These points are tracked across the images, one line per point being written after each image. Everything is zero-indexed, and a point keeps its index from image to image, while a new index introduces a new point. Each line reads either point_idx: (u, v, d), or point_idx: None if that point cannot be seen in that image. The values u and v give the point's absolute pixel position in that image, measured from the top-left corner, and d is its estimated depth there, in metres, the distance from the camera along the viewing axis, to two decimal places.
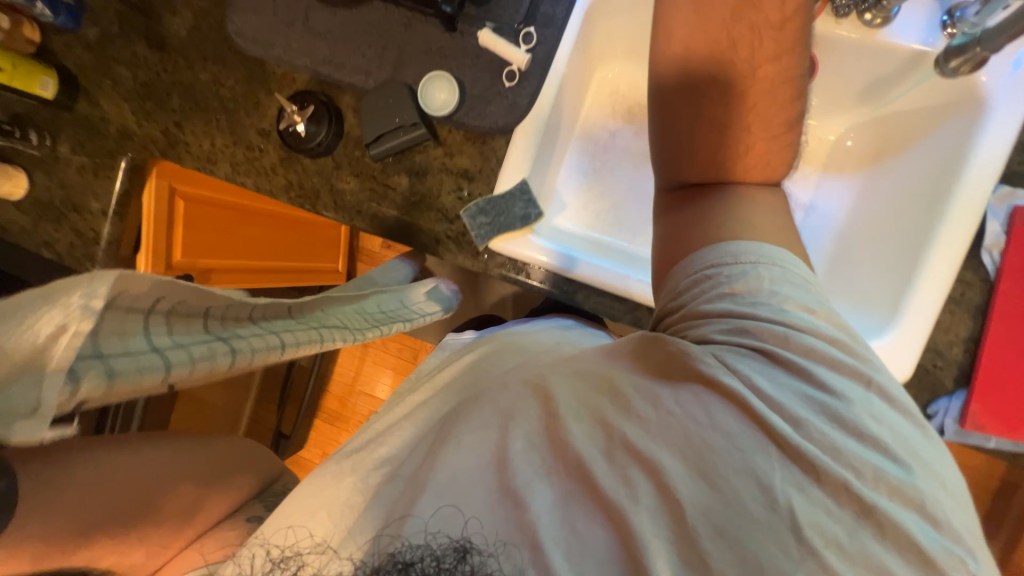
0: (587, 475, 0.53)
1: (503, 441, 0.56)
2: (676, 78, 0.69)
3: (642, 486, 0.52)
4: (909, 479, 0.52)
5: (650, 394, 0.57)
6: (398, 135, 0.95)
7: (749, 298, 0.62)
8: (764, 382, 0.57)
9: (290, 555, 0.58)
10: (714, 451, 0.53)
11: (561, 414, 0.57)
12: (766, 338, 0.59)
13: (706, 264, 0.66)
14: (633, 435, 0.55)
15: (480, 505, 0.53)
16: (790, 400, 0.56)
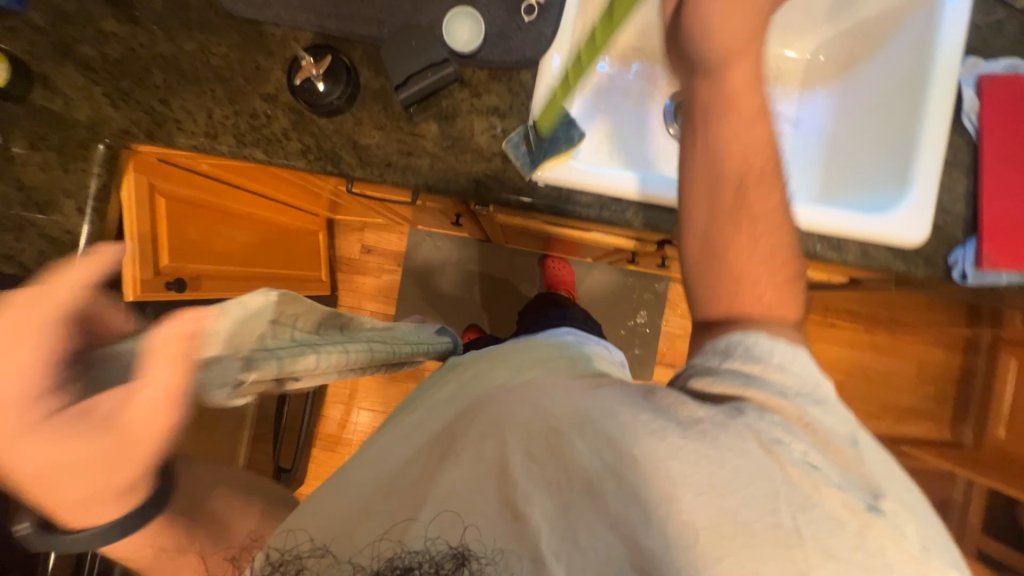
0: (574, 484, 0.53)
1: (496, 458, 0.57)
2: (722, 50, 0.56)
3: (617, 502, 0.49)
4: (853, 480, 0.46)
5: (626, 411, 0.52)
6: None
7: (755, 344, 0.51)
8: (757, 420, 0.48)
9: (292, 558, 0.55)
10: (688, 469, 0.47)
11: (546, 428, 0.56)
12: (763, 369, 0.50)
13: (727, 254, 0.56)
14: (587, 453, 0.52)
15: (480, 512, 0.55)
16: (779, 427, 0.48)
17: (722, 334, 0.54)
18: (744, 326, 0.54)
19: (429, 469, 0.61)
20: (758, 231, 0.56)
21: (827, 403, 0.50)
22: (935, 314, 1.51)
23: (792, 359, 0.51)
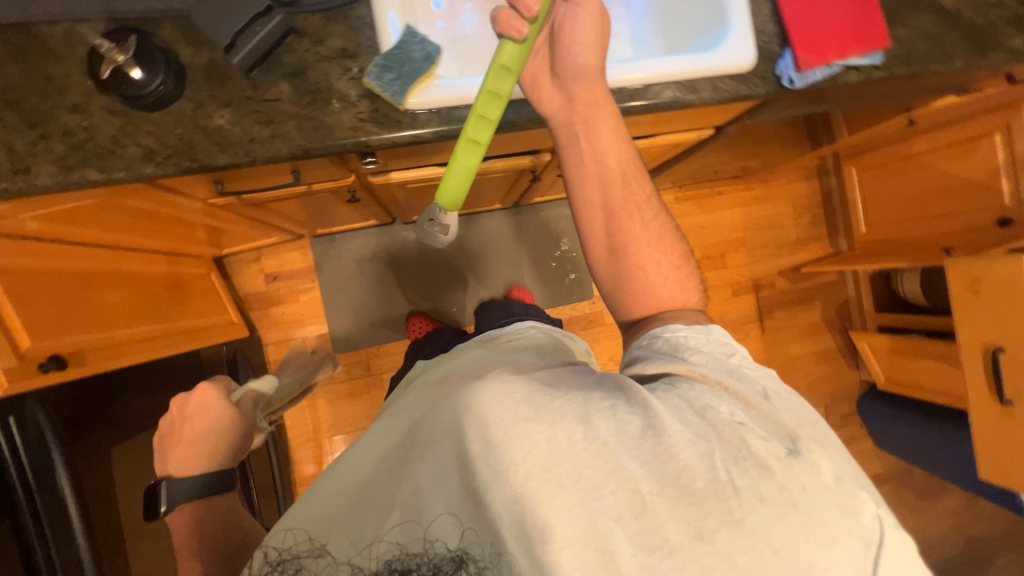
0: (547, 484, 0.35)
1: (464, 427, 0.39)
2: (591, 59, 0.46)
3: (585, 477, 0.35)
4: (773, 424, 0.38)
5: (569, 413, 0.37)
6: (269, 21, 0.41)
7: (684, 338, 0.44)
8: (697, 400, 0.39)
9: (290, 558, 0.39)
10: (659, 473, 0.36)
11: (508, 426, 0.37)
12: (682, 355, 0.43)
13: (665, 263, 0.49)
14: (539, 445, 0.36)
15: (445, 491, 0.39)
16: (714, 404, 0.39)
17: (646, 332, 0.46)
18: (664, 316, 0.47)
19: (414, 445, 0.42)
20: (649, 222, 0.49)
21: (758, 376, 0.42)
22: (798, 190, 1.29)
23: (721, 339, 0.44)
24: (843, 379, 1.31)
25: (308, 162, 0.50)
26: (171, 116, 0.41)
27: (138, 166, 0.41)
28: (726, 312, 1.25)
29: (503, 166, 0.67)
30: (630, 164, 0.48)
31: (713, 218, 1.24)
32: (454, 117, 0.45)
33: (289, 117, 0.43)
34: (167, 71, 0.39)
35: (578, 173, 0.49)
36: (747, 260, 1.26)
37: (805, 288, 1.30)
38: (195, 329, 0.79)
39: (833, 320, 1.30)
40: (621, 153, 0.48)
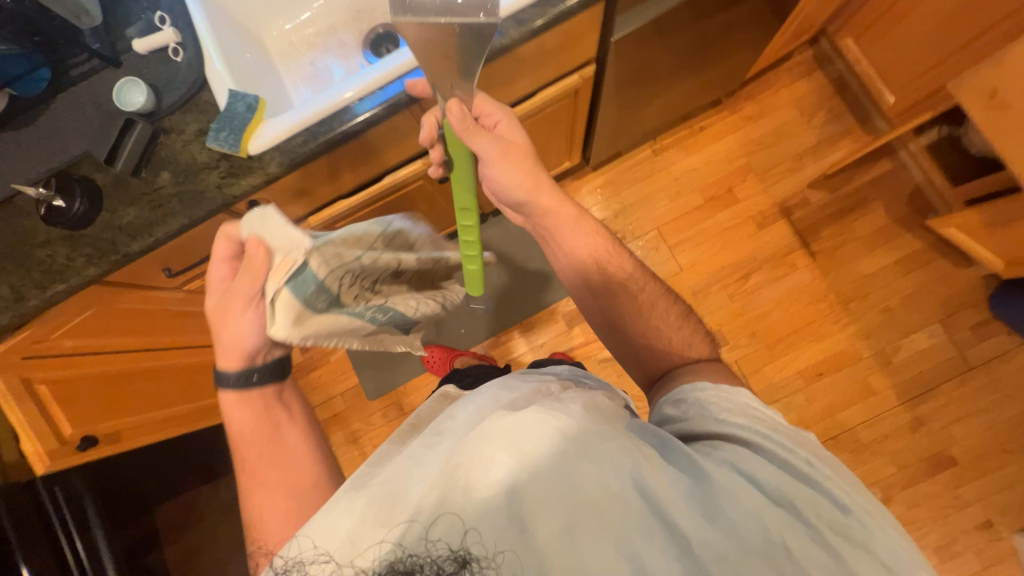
0: (604, 521, 0.36)
1: (514, 453, 0.37)
2: (523, 195, 0.56)
3: (633, 523, 0.36)
4: (822, 492, 0.39)
5: (629, 451, 0.38)
6: (134, 128, 0.52)
7: (712, 397, 0.47)
8: (742, 462, 0.40)
9: (296, 564, 0.37)
10: (705, 512, 0.37)
11: (575, 456, 0.37)
12: (717, 417, 0.45)
13: (664, 320, 0.56)
14: (595, 476, 0.37)
15: (489, 517, 0.36)
16: (763, 462, 0.41)
17: (668, 394, 0.51)
18: (682, 376, 0.52)
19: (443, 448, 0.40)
20: (636, 292, 0.57)
21: (807, 450, 0.43)
22: (801, 90, 1.12)
23: (747, 402, 0.47)
24: (948, 284, 1.03)
25: (216, 229, 0.59)
26: (95, 226, 0.53)
27: (85, 270, 0.53)
28: (758, 248, 1.09)
29: (408, 178, 0.70)
30: (614, 258, 0.58)
31: (703, 156, 1.13)
32: (291, 148, 0.52)
33: (172, 197, 0.53)
34: (82, 194, 0.52)
35: (565, 273, 0.60)
36: (763, 186, 1.10)
37: (853, 193, 1.08)
38: None
39: (907, 218, 1.05)
40: (603, 251, 0.58)
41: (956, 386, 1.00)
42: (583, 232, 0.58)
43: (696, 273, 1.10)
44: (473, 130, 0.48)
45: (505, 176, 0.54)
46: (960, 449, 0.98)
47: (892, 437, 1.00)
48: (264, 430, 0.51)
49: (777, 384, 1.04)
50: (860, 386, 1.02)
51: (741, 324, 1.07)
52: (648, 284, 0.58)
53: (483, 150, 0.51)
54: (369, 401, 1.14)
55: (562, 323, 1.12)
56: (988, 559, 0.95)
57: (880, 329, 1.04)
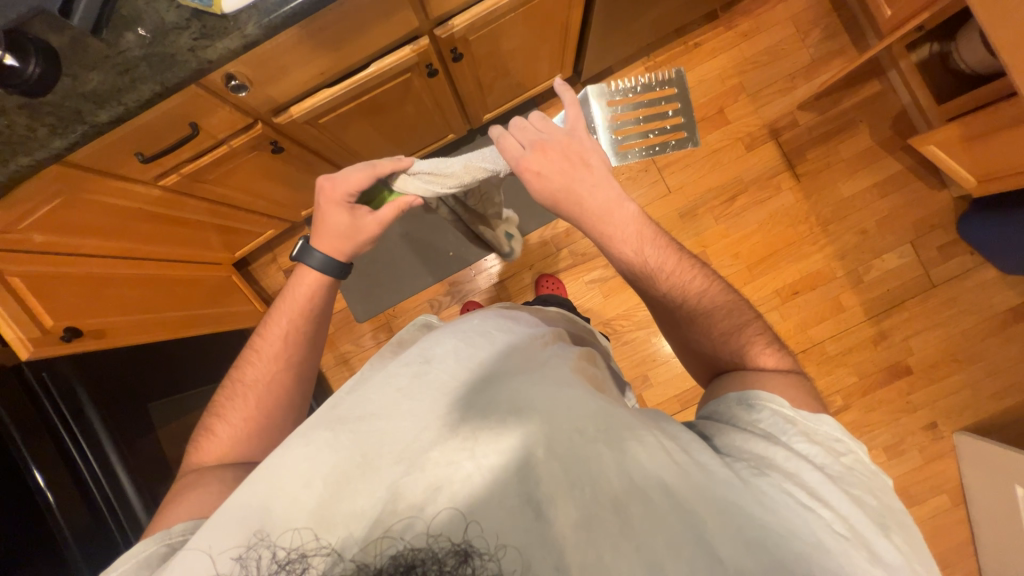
0: (622, 524, 0.31)
1: (524, 433, 0.33)
2: (600, 201, 0.50)
3: (657, 528, 0.31)
4: (872, 543, 0.32)
5: (650, 444, 0.33)
6: None
7: (786, 418, 0.38)
8: (792, 491, 0.33)
9: (298, 558, 0.31)
10: (742, 528, 0.31)
11: (595, 441, 0.33)
12: (785, 440, 0.37)
13: (734, 315, 0.48)
14: (615, 468, 0.32)
15: (493, 507, 0.31)
16: (818, 498, 0.34)
17: (740, 395, 0.41)
18: (742, 379, 0.44)
19: (449, 418, 0.34)
20: (731, 326, 0.48)
21: (883, 501, 0.35)
22: (799, 5, 1.09)
23: (829, 435, 0.38)
24: (922, 206, 1.07)
25: (195, 107, 0.56)
26: (54, 93, 0.50)
27: (50, 142, 0.51)
28: (745, 171, 1.10)
29: (395, 69, 0.66)
30: (660, 252, 0.50)
31: (696, 75, 1.11)
32: (269, 8, 0.49)
33: (139, 61, 0.50)
34: (37, 53, 0.48)
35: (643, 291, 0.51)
36: (754, 108, 1.10)
37: (841, 114, 1.08)
38: (220, 314, 0.91)
39: (892, 141, 1.07)
40: (656, 243, 0.50)
41: (918, 303, 1.06)
42: (635, 223, 0.50)
43: (682, 195, 1.10)
44: (539, 145, 0.50)
45: (590, 191, 0.50)
46: (916, 359, 1.06)
47: (857, 350, 1.07)
48: (297, 333, 0.53)
49: (755, 301, 1.09)
50: (832, 303, 1.08)
51: (725, 245, 1.09)
52: (701, 277, 0.50)
53: (550, 173, 0.50)
54: (359, 322, 1.14)
55: (550, 245, 1.12)
56: (930, 455, 1.05)
57: (855, 250, 1.08)
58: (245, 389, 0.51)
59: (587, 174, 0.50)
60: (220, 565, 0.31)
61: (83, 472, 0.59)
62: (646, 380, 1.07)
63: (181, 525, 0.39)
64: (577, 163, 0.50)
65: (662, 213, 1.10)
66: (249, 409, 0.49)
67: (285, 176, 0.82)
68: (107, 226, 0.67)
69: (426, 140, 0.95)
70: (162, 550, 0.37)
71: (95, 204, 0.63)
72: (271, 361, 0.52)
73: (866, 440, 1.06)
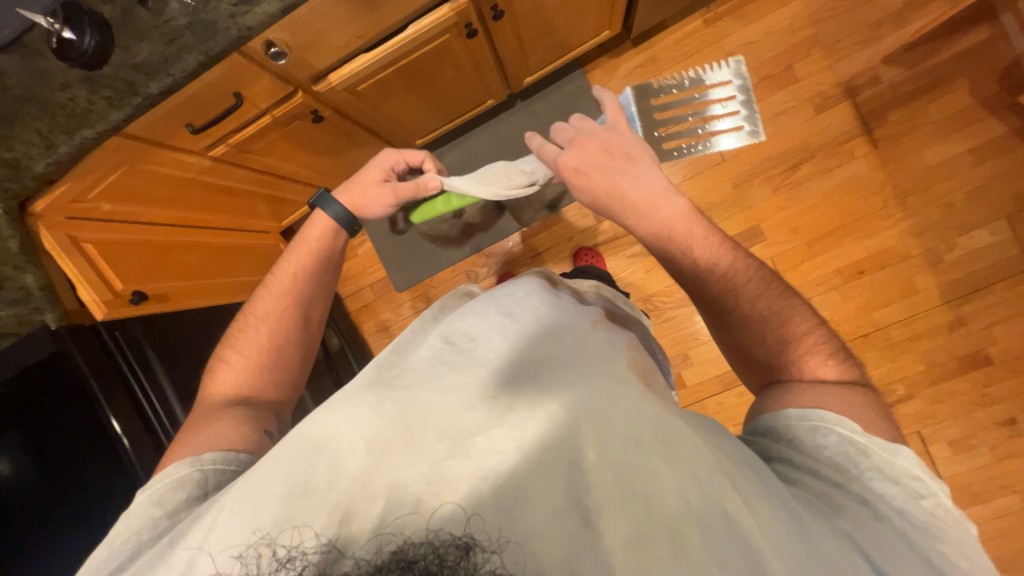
0: (673, 549, 0.28)
1: (575, 424, 0.31)
2: (645, 194, 0.46)
3: (717, 557, 0.28)
4: None
5: (712, 465, 0.31)
6: None
7: (861, 450, 0.35)
8: (865, 543, 0.31)
9: (298, 555, 0.29)
10: (807, 574, 0.28)
11: (650, 450, 0.31)
12: (858, 475, 0.34)
13: (792, 321, 0.44)
14: (668, 481, 0.30)
15: (533, 501, 0.29)
16: (895, 553, 0.30)
17: (800, 413, 0.37)
18: (800, 396, 0.39)
19: (493, 402, 0.33)
20: (787, 334, 0.43)
21: (969, 559, 0.32)
22: None
23: (907, 472, 0.34)
24: None
25: (237, 77, 0.57)
26: (109, 65, 0.51)
27: (109, 114, 0.53)
28: (813, 135, 0.99)
29: (434, 30, 0.63)
30: (711, 247, 0.46)
31: (763, 26, 0.99)
32: None
33: (184, 30, 0.50)
34: (91, 25, 0.49)
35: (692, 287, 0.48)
36: (829, 63, 0.98)
37: (935, 68, 0.94)
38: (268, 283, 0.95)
39: (996, 99, 0.93)
40: (706, 239, 0.46)
41: (1009, 287, 0.94)
42: (687, 219, 0.46)
43: (737, 163, 1.02)
44: (577, 142, 0.48)
45: (635, 183, 0.46)
46: (998, 349, 0.95)
47: (927, 336, 0.98)
48: (310, 278, 0.55)
49: (813, 281, 1.00)
50: (903, 285, 0.98)
51: (783, 219, 1.01)
52: (757, 277, 0.46)
53: (589, 171, 0.47)
54: (398, 291, 1.16)
55: (591, 217, 1.08)
56: (1004, 453, 0.96)
57: (937, 225, 0.96)
58: (256, 328, 0.53)
59: (630, 166, 0.47)
60: (221, 564, 0.30)
61: (152, 419, 0.63)
62: (686, 359, 1.04)
63: (212, 454, 0.42)
64: (618, 156, 0.47)
65: (713, 183, 1.02)
66: (261, 343, 0.51)
67: (327, 146, 0.83)
68: (164, 196, 0.71)
69: (464, 107, 0.92)
70: (195, 475, 0.40)
71: (151, 174, 0.66)
72: (283, 303, 0.54)
73: (928, 433, 0.98)
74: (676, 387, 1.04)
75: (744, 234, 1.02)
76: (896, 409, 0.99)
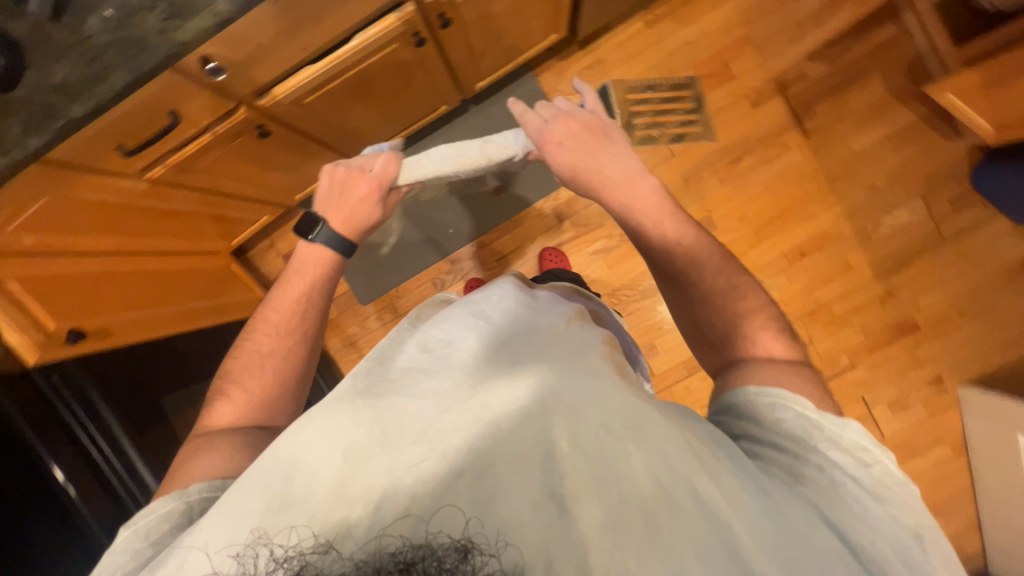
0: (649, 530, 0.29)
1: (549, 418, 0.31)
2: (619, 171, 0.49)
3: (681, 531, 0.30)
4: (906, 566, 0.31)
5: (684, 449, 0.32)
6: None
7: (818, 425, 0.36)
8: (822, 508, 0.33)
9: (294, 558, 0.28)
10: (770, 541, 0.30)
11: (621, 437, 0.31)
12: (815, 446, 0.35)
13: (746, 296, 0.47)
14: (642, 465, 0.31)
15: (508, 497, 0.29)
16: (850, 516, 0.33)
17: (760, 392, 0.39)
18: (766, 372, 0.41)
19: (467, 402, 0.32)
20: (747, 309, 0.46)
21: (921, 519, 0.34)
22: None
23: (856, 442, 0.36)
24: (935, 157, 1.03)
25: (173, 93, 0.53)
26: (22, 87, 0.48)
27: (25, 140, 0.49)
28: (752, 129, 1.05)
29: (381, 40, 0.62)
30: (679, 225, 0.49)
31: (699, 27, 1.04)
32: None
33: (107, 47, 0.47)
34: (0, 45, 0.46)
35: (649, 259, 0.50)
36: (761, 60, 1.04)
37: (852, 64, 1.03)
38: (221, 307, 0.90)
39: (906, 89, 1.02)
40: (674, 217, 0.49)
41: (928, 259, 1.05)
42: (653, 196, 0.49)
43: (686, 158, 1.07)
44: (562, 116, 0.52)
45: (609, 159, 0.50)
46: (924, 315, 1.06)
47: (865, 309, 1.06)
48: (314, 304, 0.53)
49: (762, 265, 1.07)
50: (840, 263, 1.06)
51: (731, 208, 1.07)
52: (715, 255, 0.49)
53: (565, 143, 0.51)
54: (364, 304, 1.13)
55: (552, 217, 1.09)
56: (935, 408, 1.06)
57: (865, 206, 1.05)
58: (258, 355, 0.50)
59: (609, 145, 0.51)
60: (218, 564, 0.29)
61: (103, 466, 0.62)
62: (653, 348, 1.08)
63: (199, 484, 0.39)
64: (601, 136, 0.51)
65: (666, 178, 1.06)
66: (267, 378, 0.49)
67: (277, 160, 0.80)
68: (97, 223, 0.65)
69: (417, 115, 0.91)
70: (181, 508, 0.37)
71: (80, 201, 0.60)
72: (285, 330, 0.51)
73: (871, 397, 1.07)
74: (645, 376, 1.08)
75: None
76: (843, 378, 1.08)
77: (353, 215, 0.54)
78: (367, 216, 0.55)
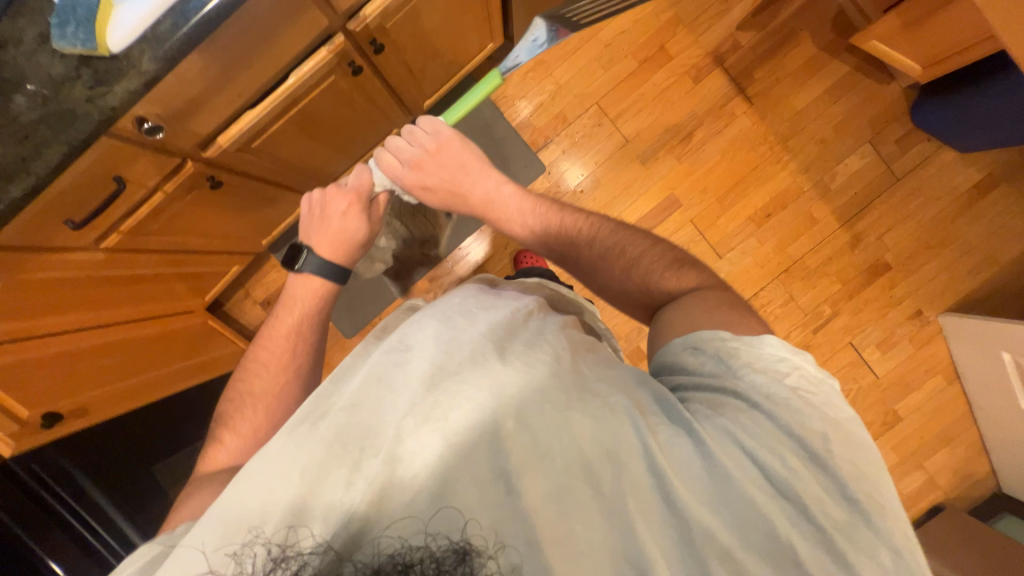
0: (596, 492, 0.30)
1: (497, 405, 0.31)
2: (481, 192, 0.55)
3: (623, 486, 0.31)
4: (829, 475, 0.31)
5: (626, 412, 0.33)
6: None
7: (733, 352, 0.36)
8: (740, 432, 0.32)
9: (290, 555, 0.27)
10: (691, 476, 0.31)
11: (564, 409, 0.32)
12: (733, 373, 0.35)
13: (627, 249, 0.49)
14: (587, 434, 0.31)
15: (455, 484, 0.29)
16: (769, 438, 0.32)
17: (684, 341, 0.39)
18: (675, 319, 0.42)
19: (425, 400, 0.32)
20: (642, 257, 0.48)
21: (844, 426, 0.33)
22: None
23: (772, 357, 0.35)
24: (874, 103, 1.07)
25: (115, 159, 0.53)
26: None
27: None
28: (697, 104, 1.08)
29: (317, 74, 0.63)
30: (542, 213, 0.53)
31: (629, 15, 1.07)
32: (159, 36, 0.46)
33: (37, 123, 0.47)
34: None
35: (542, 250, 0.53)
36: (693, 38, 1.07)
37: (779, 27, 1.07)
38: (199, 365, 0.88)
39: (834, 44, 1.06)
40: (536, 208, 0.53)
41: (887, 200, 1.08)
42: (517, 198, 0.54)
43: (640, 142, 1.09)
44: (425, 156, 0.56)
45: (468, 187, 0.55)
46: (892, 254, 1.08)
47: (836, 258, 1.09)
48: (308, 337, 0.53)
49: (731, 233, 1.09)
50: (805, 218, 1.09)
51: (691, 183, 1.09)
52: (590, 222, 0.52)
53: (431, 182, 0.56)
54: (349, 338, 1.12)
55: None
56: (920, 342, 1.09)
57: (818, 160, 1.08)
58: (254, 393, 0.50)
59: (468, 174, 0.55)
60: (214, 562, 0.28)
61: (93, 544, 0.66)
62: (641, 331, 1.09)
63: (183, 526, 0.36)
64: (458, 165, 0.55)
65: (624, 164, 1.09)
66: (260, 418, 0.48)
67: (235, 208, 0.79)
68: (62, 302, 0.63)
69: (370, 142, 0.91)
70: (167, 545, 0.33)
71: (41, 281, 0.59)
72: (281, 366, 0.52)
73: (858, 341, 1.10)
74: (639, 360, 1.09)
75: (662, 204, 1.09)
76: (828, 328, 1.10)
77: (339, 234, 0.56)
78: (353, 231, 0.56)
